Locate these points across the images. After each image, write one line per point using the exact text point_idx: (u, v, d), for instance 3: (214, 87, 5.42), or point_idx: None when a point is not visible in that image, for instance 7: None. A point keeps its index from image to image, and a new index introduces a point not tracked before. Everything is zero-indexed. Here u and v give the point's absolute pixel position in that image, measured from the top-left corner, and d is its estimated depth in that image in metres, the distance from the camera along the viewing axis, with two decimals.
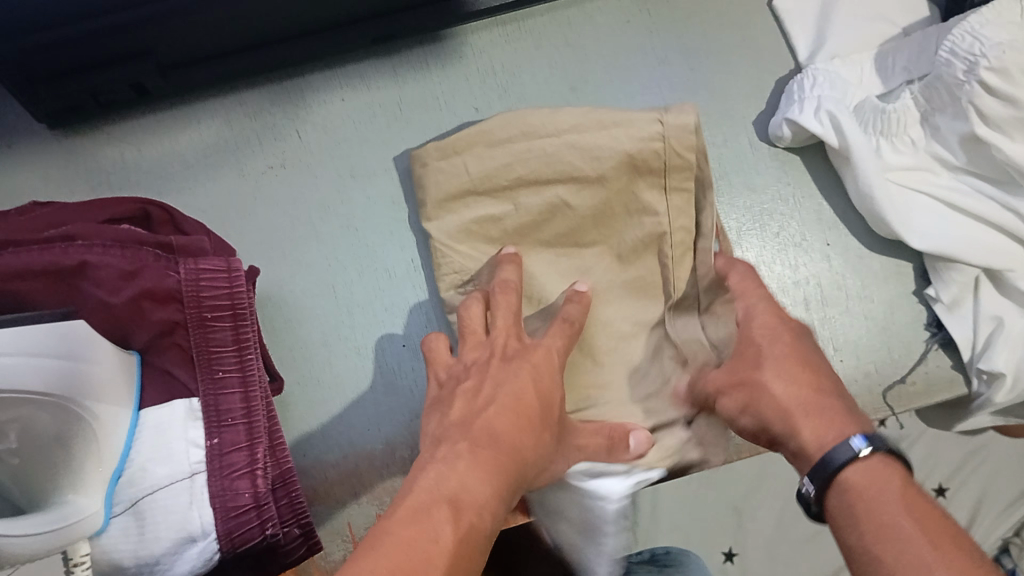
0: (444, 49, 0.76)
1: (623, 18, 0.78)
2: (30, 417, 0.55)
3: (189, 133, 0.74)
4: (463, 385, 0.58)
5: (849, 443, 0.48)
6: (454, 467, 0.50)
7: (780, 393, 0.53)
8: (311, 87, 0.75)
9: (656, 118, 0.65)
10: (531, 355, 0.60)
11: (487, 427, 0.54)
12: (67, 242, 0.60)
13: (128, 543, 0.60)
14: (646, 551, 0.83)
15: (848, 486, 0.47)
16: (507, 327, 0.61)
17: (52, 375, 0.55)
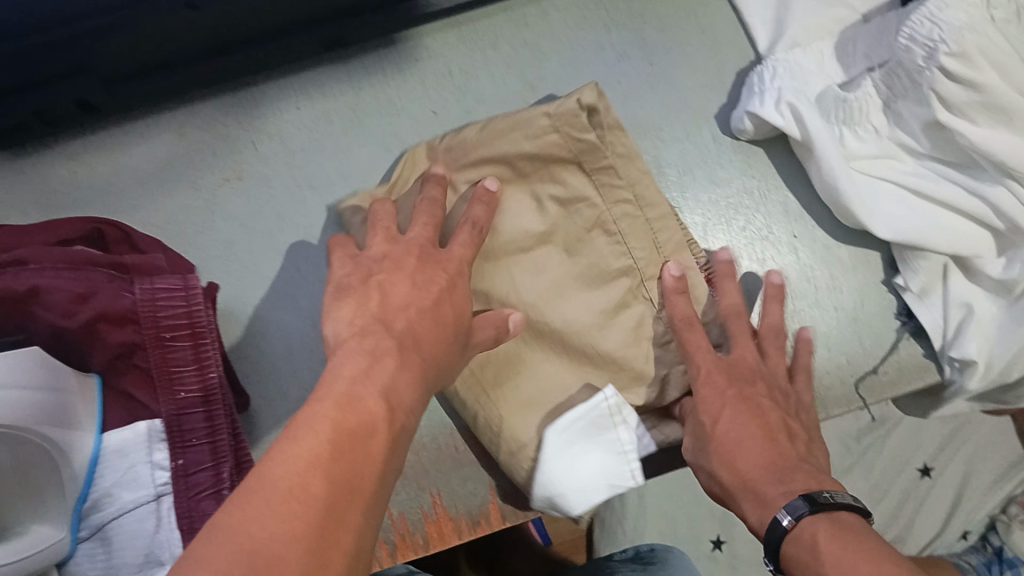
0: (399, 52, 0.75)
1: (580, 14, 0.77)
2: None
3: (141, 149, 0.72)
4: (378, 278, 0.57)
5: (779, 518, 0.53)
6: (380, 365, 0.49)
7: (741, 460, 0.59)
8: (266, 96, 0.73)
9: (541, 112, 0.64)
10: (450, 261, 0.59)
11: (407, 327, 0.53)
12: (16, 269, 0.59)
13: (95, 568, 0.60)
14: (630, 548, 0.83)
15: (789, 557, 0.53)
16: (426, 231, 0.60)
17: (15, 407, 0.53)
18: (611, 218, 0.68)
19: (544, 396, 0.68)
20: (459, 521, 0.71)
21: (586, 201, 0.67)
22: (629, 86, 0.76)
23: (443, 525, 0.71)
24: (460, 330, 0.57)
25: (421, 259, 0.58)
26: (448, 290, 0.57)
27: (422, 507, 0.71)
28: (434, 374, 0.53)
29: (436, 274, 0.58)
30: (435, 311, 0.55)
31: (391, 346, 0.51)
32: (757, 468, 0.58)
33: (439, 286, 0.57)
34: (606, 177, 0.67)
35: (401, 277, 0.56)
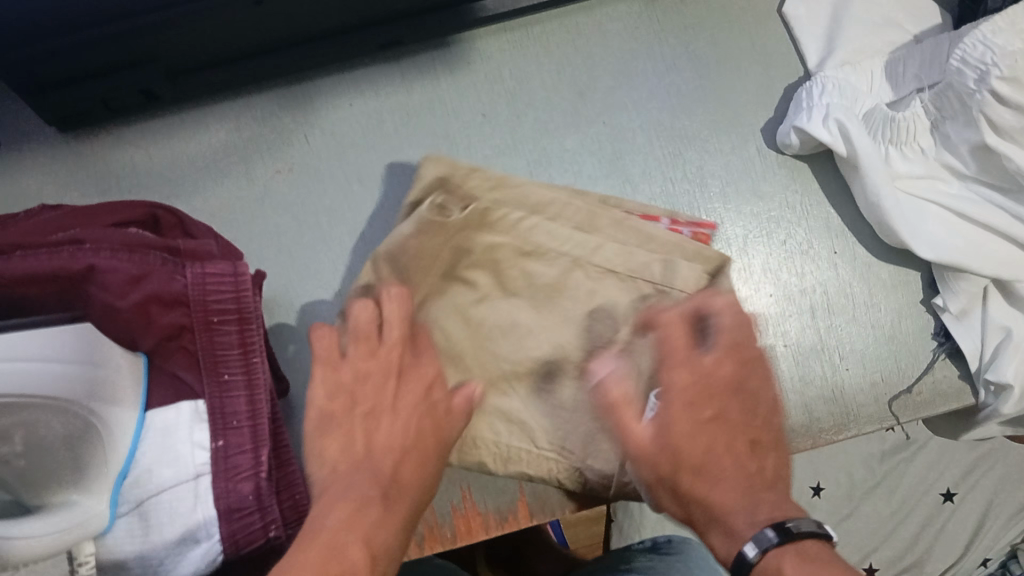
0: (452, 54, 0.76)
1: (630, 24, 0.78)
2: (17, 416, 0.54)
3: (196, 138, 0.73)
4: (361, 410, 0.60)
5: (745, 551, 0.51)
6: (365, 513, 0.53)
7: (716, 493, 0.54)
8: (319, 92, 0.75)
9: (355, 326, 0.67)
10: (427, 368, 0.63)
11: (390, 468, 0.57)
12: (73, 248, 0.60)
13: (133, 543, 0.61)
14: (648, 538, 0.83)
15: None
16: (400, 342, 0.63)
17: (60, 380, 0.55)
18: (528, 237, 0.68)
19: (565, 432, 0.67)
20: (488, 517, 0.72)
21: (503, 244, 0.68)
22: (676, 97, 0.76)
23: (472, 519, 0.72)
24: (443, 445, 0.60)
25: (391, 378, 0.61)
26: (427, 408, 0.61)
27: (452, 501, 0.72)
28: (417, 503, 0.57)
29: (416, 401, 0.61)
30: (416, 442, 0.59)
31: (374, 495, 0.55)
32: (720, 497, 0.54)
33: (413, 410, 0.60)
34: (500, 217, 0.68)
35: (385, 393, 0.61)
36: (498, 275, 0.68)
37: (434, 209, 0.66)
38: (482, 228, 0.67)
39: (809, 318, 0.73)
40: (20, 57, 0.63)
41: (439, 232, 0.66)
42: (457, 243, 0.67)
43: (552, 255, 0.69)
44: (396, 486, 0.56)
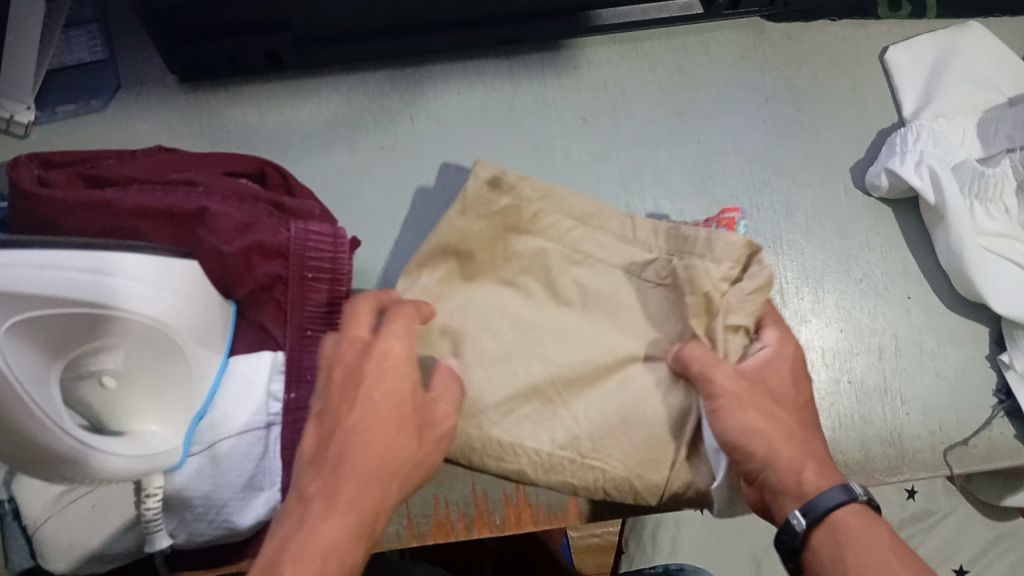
0: (562, 59, 0.79)
1: (737, 52, 0.80)
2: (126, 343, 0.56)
3: (309, 108, 0.76)
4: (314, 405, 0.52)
5: (848, 486, 0.51)
6: (312, 515, 0.47)
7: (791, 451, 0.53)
8: (430, 78, 0.77)
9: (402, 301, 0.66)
10: (384, 343, 0.52)
11: (339, 458, 0.49)
12: (189, 189, 0.63)
13: (201, 483, 0.62)
14: (662, 567, 0.87)
15: (842, 523, 0.50)
16: (349, 339, 0.52)
17: (180, 312, 0.57)
18: (576, 245, 0.66)
19: (619, 436, 0.62)
20: (538, 511, 0.72)
21: (552, 251, 0.66)
22: (772, 128, 0.78)
23: (522, 510, 0.72)
24: (409, 407, 0.51)
25: (351, 368, 0.51)
26: (399, 403, 0.51)
27: (504, 490, 0.72)
28: (391, 482, 0.50)
29: (389, 386, 0.51)
30: (385, 434, 0.50)
31: (317, 493, 0.48)
32: (799, 469, 0.52)
33: (381, 407, 0.50)
34: (549, 221, 0.66)
35: (339, 380, 0.51)
36: (550, 284, 0.66)
37: (463, 214, 0.65)
38: (512, 221, 0.66)
39: (875, 358, 0.74)
40: (168, 6, 0.66)
41: (493, 225, 0.66)
42: (506, 248, 0.66)
43: (599, 265, 0.66)
44: (345, 477, 0.48)
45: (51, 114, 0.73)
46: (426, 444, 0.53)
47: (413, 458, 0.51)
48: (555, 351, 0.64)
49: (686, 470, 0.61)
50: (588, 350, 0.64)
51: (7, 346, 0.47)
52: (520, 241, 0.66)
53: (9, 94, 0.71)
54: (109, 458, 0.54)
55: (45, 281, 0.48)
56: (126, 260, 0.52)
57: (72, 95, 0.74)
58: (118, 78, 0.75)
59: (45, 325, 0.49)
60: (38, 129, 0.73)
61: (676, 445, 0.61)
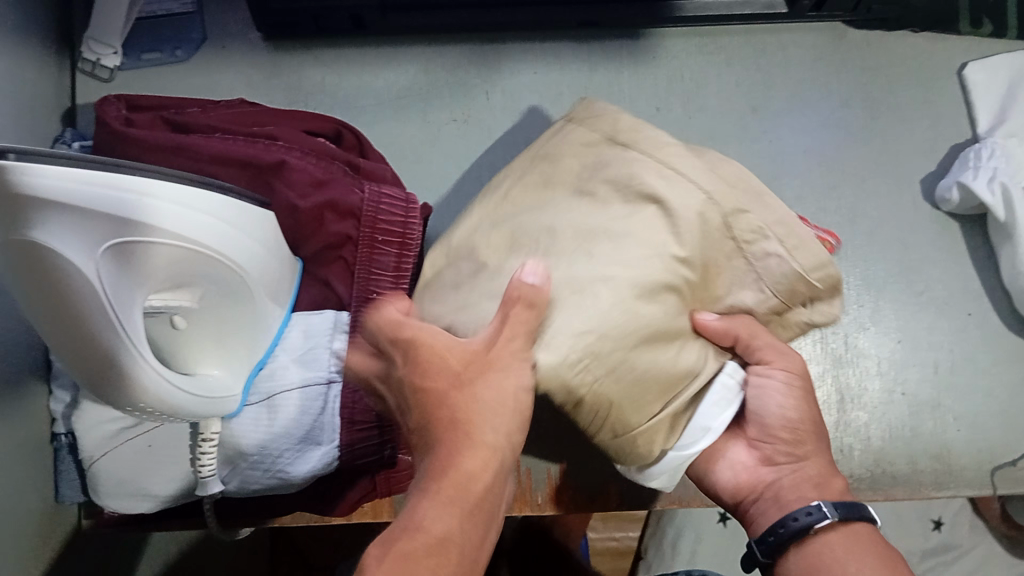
0: (640, 47, 0.80)
1: (816, 55, 0.80)
2: (203, 286, 0.55)
3: (386, 75, 0.77)
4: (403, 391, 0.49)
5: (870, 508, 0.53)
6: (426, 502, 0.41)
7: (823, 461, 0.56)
8: (509, 55, 0.78)
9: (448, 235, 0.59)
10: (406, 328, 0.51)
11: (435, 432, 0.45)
12: (269, 142, 0.64)
13: (257, 432, 0.61)
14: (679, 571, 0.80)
15: (859, 529, 0.51)
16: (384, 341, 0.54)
17: (244, 252, 0.56)
18: (666, 159, 0.53)
19: (633, 364, 0.50)
20: (577, 493, 0.70)
21: (635, 158, 0.53)
22: (844, 133, 0.79)
23: (563, 491, 0.70)
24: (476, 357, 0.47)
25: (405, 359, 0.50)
26: (455, 383, 0.46)
27: (547, 468, 0.70)
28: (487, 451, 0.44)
29: (433, 361, 0.47)
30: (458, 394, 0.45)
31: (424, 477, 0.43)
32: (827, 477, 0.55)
33: (452, 399, 0.45)
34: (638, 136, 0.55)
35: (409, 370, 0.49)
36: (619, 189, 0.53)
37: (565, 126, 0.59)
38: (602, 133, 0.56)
39: (929, 372, 0.74)
40: None
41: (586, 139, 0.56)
42: (594, 157, 0.55)
43: (679, 176, 0.52)
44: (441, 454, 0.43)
45: (136, 60, 0.76)
46: (496, 383, 0.46)
47: (494, 406, 0.45)
48: (630, 260, 0.50)
49: (652, 433, 0.53)
50: (653, 273, 0.49)
51: (102, 268, 0.46)
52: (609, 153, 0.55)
53: (98, 36, 0.74)
54: (176, 394, 0.53)
55: (114, 201, 0.46)
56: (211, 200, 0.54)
57: (158, 43, 0.76)
58: (203, 31, 0.77)
59: (140, 253, 0.49)
60: (122, 73, 0.75)
61: (664, 398, 0.52)
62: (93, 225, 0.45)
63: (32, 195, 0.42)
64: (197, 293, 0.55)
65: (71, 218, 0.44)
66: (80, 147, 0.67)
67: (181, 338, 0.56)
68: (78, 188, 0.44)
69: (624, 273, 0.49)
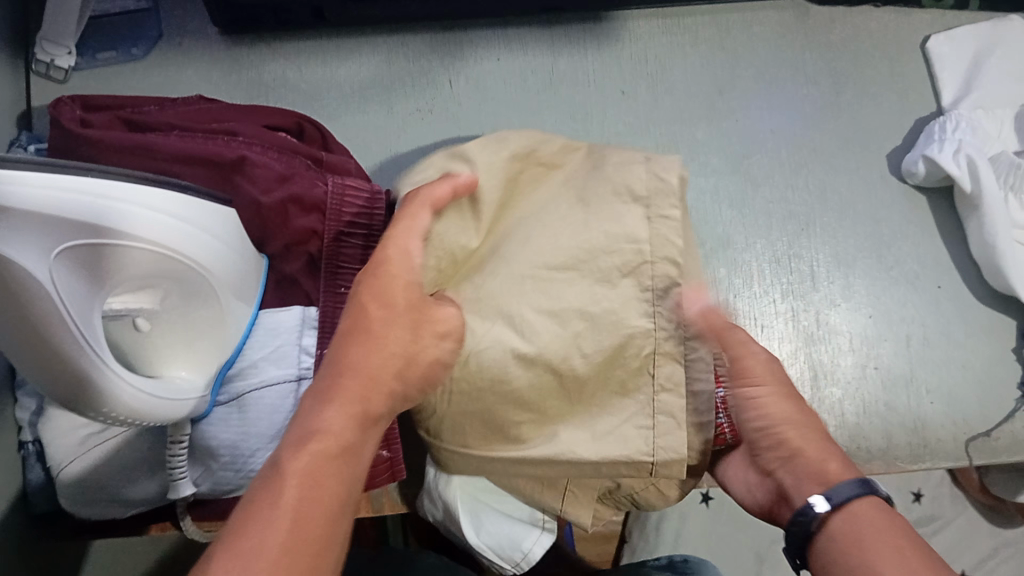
0: (603, 30, 0.79)
1: (779, 33, 0.80)
2: (167, 287, 0.54)
3: (349, 66, 0.76)
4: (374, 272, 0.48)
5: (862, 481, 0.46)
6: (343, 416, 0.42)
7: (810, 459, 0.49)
8: (472, 43, 0.78)
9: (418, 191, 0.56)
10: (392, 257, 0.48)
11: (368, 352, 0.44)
12: (229, 140, 0.63)
13: (229, 432, 0.61)
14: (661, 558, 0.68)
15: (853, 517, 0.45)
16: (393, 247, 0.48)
17: (208, 250, 0.55)
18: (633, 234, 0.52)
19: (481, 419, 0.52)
20: None
21: (599, 215, 0.53)
22: (810, 110, 0.79)
23: None
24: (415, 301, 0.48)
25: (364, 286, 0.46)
26: (393, 318, 0.46)
27: None
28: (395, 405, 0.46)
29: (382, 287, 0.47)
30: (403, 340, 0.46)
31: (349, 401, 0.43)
32: (824, 460, 0.49)
33: (383, 322, 0.45)
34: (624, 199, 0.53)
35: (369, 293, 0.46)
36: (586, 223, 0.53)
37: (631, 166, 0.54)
38: (627, 203, 0.52)
39: (902, 346, 0.74)
40: None
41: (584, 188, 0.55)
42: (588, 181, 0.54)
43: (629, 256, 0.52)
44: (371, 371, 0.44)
45: (92, 60, 0.74)
46: (424, 352, 0.47)
47: (408, 370, 0.46)
48: (534, 318, 0.51)
49: (476, 466, 0.54)
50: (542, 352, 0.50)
51: (55, 274, 0.45)
52: (616, 206, 0.52)
53: (52, 36, 0.72)
54: (144, 398, 0.53)
55: (66, 205, 0.45)
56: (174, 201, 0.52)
57: (114, 42, 0.75)
58: (159, 29, 0.76)
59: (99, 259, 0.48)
60: (78, 73, 0.74)
61: (506, 471, 0.53)
62: (49, 232, 0.44)
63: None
64: (159, 296, 0.54)
65: (16, 224, 0.43)
66: (37, 149, 0.65)
67: (146, 339, 0.55)
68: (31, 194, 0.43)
69: (520, 338, 0.51)
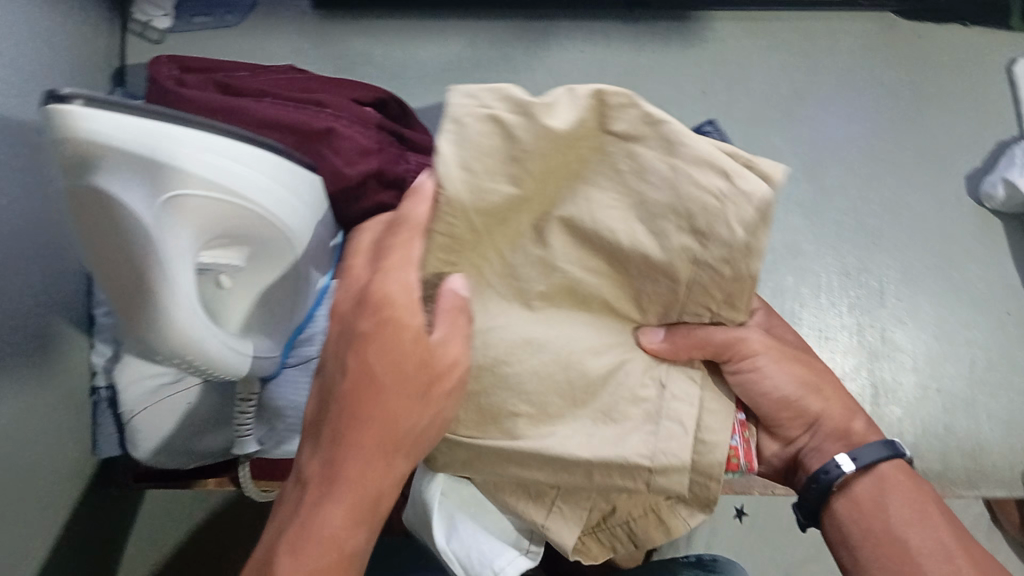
0: (688, 29, 0.79)
1: (863, 44, 0.80)
2: (255, 247, 0.55)
3: (433, 46, 0.78)
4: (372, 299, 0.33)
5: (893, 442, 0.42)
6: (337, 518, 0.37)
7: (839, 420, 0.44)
8: (556, 32, 0.78)
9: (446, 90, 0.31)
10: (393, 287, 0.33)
11: (372, 435, 0.36)
12: (318, 110, 0.64)
13: (296, 392, 0.64)
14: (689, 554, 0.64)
15: (883, 483, 0.41)
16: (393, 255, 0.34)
17: (289, 211, 0.55)
18: (688, 243, 0.34)
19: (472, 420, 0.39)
20: None
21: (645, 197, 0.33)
22: (887, 124, 0.78)
23: None
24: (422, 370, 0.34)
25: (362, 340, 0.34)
26: (375, 395, 0.35)
27: None
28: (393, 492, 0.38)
29: (385, 354, 0.34)
30: (409, 422, 0.35)
31: (348, 493, 0.37)
32: (846, 419, 0.44)
33: (366, 400, 0.35)
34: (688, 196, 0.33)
35: (379, 355, 0.34)
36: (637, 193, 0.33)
37: (709, 166, 0.32)
38: (682, 232, 0.34)
39: (965, 370, 0.73)
40: None
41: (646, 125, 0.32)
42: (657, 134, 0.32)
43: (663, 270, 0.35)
44: (374, 455, 0.36)
45: (187, 23, 0.77)
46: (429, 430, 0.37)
47: (415, 446, 0.37)
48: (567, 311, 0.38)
49: (460, 463, 0.40)
50: (568, 362, 0.38)
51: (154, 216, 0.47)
52: (666, 219, 0.34)
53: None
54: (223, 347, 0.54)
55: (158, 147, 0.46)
56: (271, 166, 0.54)
57: (208, 8, 0.77)
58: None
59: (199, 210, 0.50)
60: (173, 36, 0.77)
61: (495, 473, 0.40)
62: (155, 177, 0.46)
63: (88, 145, 0.44)
64: (247, 255, 0.55)
65: (120, 160, 0.45)
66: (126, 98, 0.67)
67: (228, 294, 0.57)
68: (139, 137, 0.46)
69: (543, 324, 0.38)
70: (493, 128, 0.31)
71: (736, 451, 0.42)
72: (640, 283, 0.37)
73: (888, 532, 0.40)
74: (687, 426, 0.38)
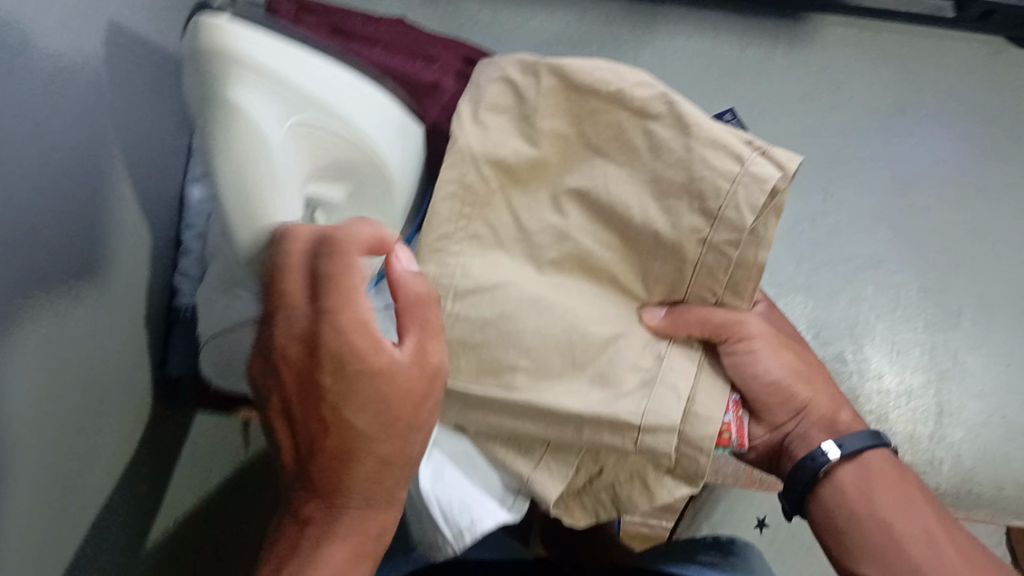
0: (797, 28, 0.79)
1: (970, 65, 0.79)
2: (359, 185, 0.49)
3: (538, 18, 0.79)
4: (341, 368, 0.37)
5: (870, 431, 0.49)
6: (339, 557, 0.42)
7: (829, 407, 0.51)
8: (663, 17, 0.80)
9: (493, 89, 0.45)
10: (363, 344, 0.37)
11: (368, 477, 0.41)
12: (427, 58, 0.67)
13: None
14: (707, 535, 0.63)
15: (868, 470, 0.48)
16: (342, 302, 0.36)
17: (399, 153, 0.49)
18: (692, 227, 0.43)
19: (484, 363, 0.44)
20: None
21: (667, 193, 0.43)
22: (983, 148, 0.78)
23: None
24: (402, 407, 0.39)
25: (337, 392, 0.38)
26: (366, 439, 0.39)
27: None
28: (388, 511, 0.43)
29: (366, 397, 0.38)
30: (396, 452, 0.40)
31: (349, 529, 0.42)
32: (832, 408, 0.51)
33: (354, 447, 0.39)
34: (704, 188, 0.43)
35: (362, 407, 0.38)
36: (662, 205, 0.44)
37: (724, 152, 0.43)
38: (694, 212, 0.43)
39: None
40: None
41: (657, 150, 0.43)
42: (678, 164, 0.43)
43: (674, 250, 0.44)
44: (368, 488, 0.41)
45: None
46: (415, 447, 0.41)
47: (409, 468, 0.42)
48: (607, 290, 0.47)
49: (462, 410, 0.45)
50: (572, 326, 0.44)
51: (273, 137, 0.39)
52: (682, 211, 0.43)
53: None
54: None
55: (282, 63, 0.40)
56: (385, 102, 0.48)
57: None
58: None
59: (312, 134, 0.43)
60: None
61: (487, 423, 0.45)
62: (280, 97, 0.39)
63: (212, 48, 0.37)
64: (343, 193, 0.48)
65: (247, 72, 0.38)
66: None
67: None
68: (270, 50, 0.39)
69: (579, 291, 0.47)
70: (517, 96, 0.45)
71: (729, 427, 0.48)
72: (651, 263, 0.46)
73: (875, 517, 0.47)
74: (680, 391, 0.44)
